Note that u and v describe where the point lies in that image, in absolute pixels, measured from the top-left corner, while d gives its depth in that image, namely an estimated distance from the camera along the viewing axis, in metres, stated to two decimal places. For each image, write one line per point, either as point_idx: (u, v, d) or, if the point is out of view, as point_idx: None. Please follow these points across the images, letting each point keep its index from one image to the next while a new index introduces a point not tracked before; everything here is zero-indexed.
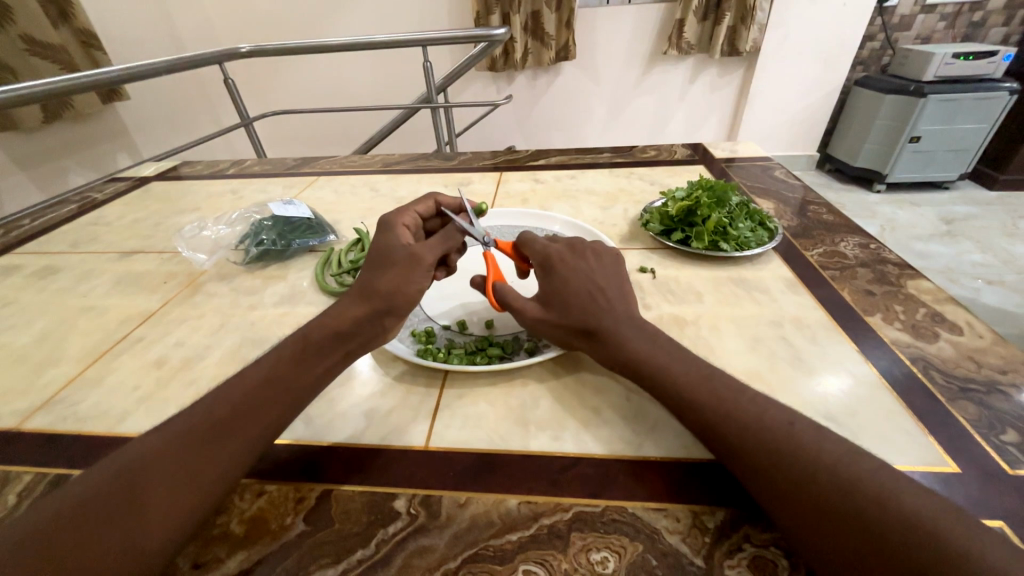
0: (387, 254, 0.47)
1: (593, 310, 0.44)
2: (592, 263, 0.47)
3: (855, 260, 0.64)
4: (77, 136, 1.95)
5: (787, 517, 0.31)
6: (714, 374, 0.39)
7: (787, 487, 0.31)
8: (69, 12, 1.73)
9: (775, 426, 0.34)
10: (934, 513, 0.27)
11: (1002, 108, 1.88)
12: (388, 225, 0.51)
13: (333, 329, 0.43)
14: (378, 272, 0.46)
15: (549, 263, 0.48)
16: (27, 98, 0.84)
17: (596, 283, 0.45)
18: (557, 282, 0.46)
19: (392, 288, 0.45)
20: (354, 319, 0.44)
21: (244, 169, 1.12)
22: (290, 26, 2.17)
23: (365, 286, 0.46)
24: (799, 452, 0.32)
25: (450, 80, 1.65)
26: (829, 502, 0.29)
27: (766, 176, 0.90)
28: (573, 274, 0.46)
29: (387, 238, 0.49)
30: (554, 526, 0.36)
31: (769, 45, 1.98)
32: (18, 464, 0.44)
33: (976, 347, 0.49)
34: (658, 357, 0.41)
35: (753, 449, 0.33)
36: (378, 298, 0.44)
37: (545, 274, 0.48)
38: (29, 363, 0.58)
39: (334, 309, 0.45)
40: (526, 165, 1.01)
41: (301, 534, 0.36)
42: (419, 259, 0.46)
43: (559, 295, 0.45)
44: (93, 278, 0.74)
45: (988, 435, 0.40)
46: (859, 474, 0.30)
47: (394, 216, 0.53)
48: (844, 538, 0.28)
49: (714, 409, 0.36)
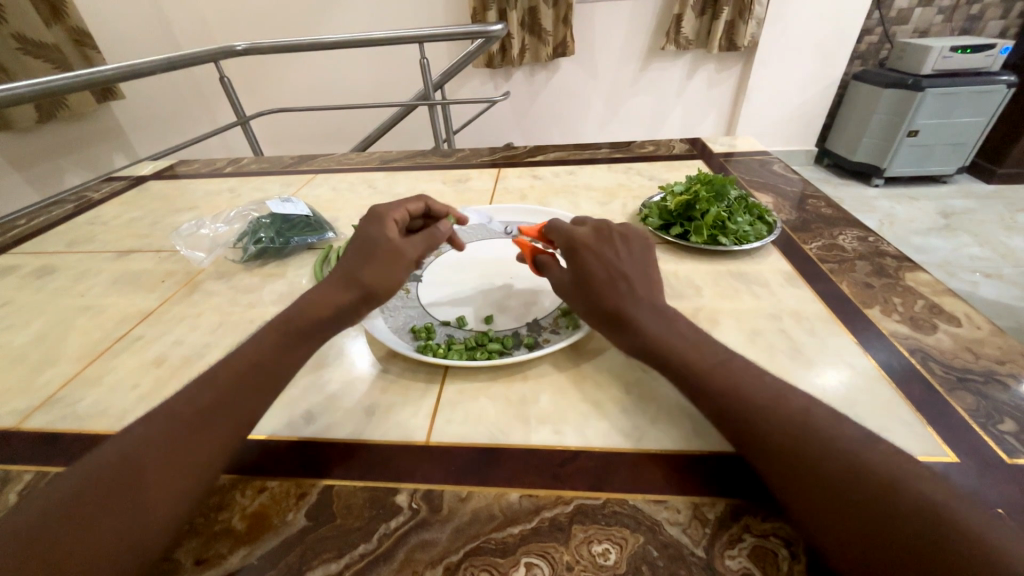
0: (374, 248, 0.48)
1: (610, 290, 0.44)
2: (616, 246, 0.47)
3: (853, 253, 0.64)
4: (72, 135, 1.94)
5: (798, 505, 0.31)
6: (731, 362, 0.39)
7: (801, 470, 0.31)
8: (62, 11, 1.73)
9: (791, 411, 0.34)
10: (949, 501, 0.27)
11: (1000, 101, 1.87)
12: (378, 218, 0.51)
13: (315, 316, 0.43)
14: (361, 263, 0.47)
15: (576, 246, 0.48)
16: (21, 99, 0.84)
17: (616, 264, 0.46)
18: (582, 268, 0.46)
19: (374, 280, 0.46)
20: (334, 308, 0.44)
21: (242, 167, 1.12)
22: (285, 22, 2.15)
23: (350, 275, 0.46)
24: (812, 440, 0.32)
25: (448, 77, 1.63)
26: (843, 492, 0.29)
27: (764, 170, 0.90)
28: (596, 261, 0.46)
29: (376, 230, 0.50)
30: (556, 518, 0.36)
31: (766, 40, 1.98)
32: (18, 463, 0.44)
33: (974, 338, 0.49)
34: (662, 339, 0.41)
35: (767, 435, 0.33)
36: (359, 288, 0.45)
37: (571, 254, 0.48)
38: (27, 363, 0.57)
39: (311, 297, 0.45)
40: (524, 161, 1.01)
41: (303, 530, 0.36)
42: (405, 254, 0.48)
43: (581, 276, 0.46)
44: (90, 278, 0.74)
45: (986, 425, 0.40)
46: (875, 461, 0.30)
47: (385, 212, 0.53)
48: (856, 525, 0.28)
49: (730, 394, 0.36)
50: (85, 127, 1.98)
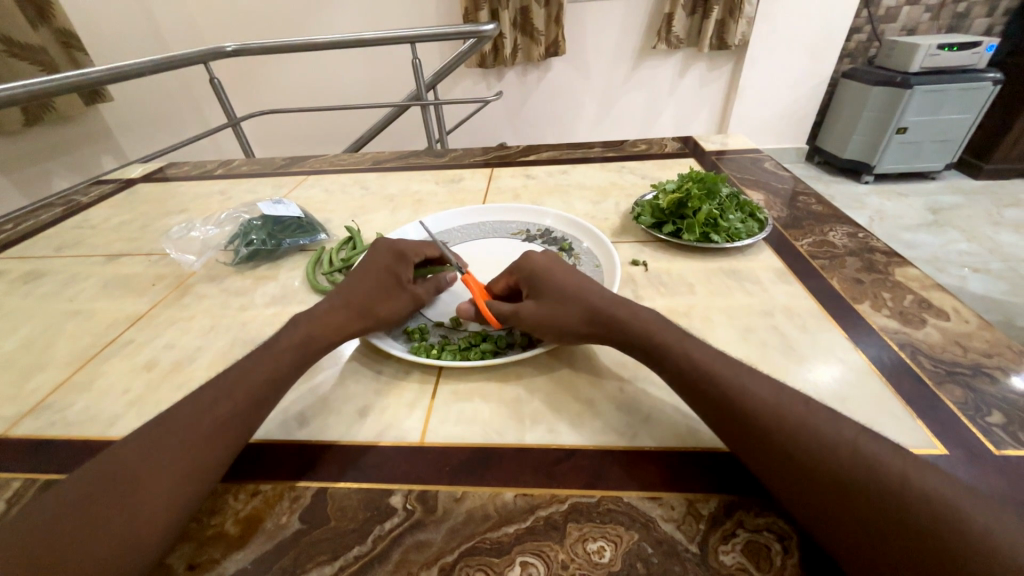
0: (394, 283, 0.52)
1: (591, 295, 0.47)
2: (570, 269, 0.52)
3: (844, 249, 0.65)
4: (60, 138, 1.91)
5: (799, 503, 0.31)
6: (727, 359, 0.39)
7: (805, 467, 0.31)
8: (48, 12, 1.70)
9: (792, 408, 0.34)
10: (954, 495, 0.28)
11: (987, 98, 1.90)
12: (399, 254, 0.55)
13: (325, 335, 0.46)
14: (379, 293, 0.51)
15: (533, 268, 0.51)
16: (7, 101, 0.83)
17: (577, 280, 0.49)
18: (550, 284, 0.49)
19: (389, 316, 0.50)
20: (344, 330, 0.47)
21: (232, 169, 1.11)
22: (276, 24, 2.14)
23: (367, 303, 0.49)
24: (816, 437, 0.32)
25: (440, 77, 1.62)
26: (853, 493, 0.30)
27: (755, 168, 0.91)
28: (563, 277, 0.50)
29: (397, 267, 0.53)
30: (551, 517, 0.36)
31: (756, 39, 1.99)
32: (5, 471, 0.44)
33: (962, 332, 0.49)
34: (654, 333, 0.42)
35: (771, 433, 0.33)
36: (374, 319, 0.49)
37: (531, 277, 0.51)
38: (14, 369, 0.56)
39: (324, 315, 0.47)
40: (517, 161, 1.01)
41: (296, 532, 0.36)
42: (422, 300, 0.54)
43: (553, 289, 0.49)
44: (79, 282, 0.73)
45: (975, 418, 0.40)
46: (878, 455, 0.31)
47: (403, 247, 0.56)
48: (861, 523, 0.29)
49: (730, 391, 0.36)
50: (73, 130, 1.95)
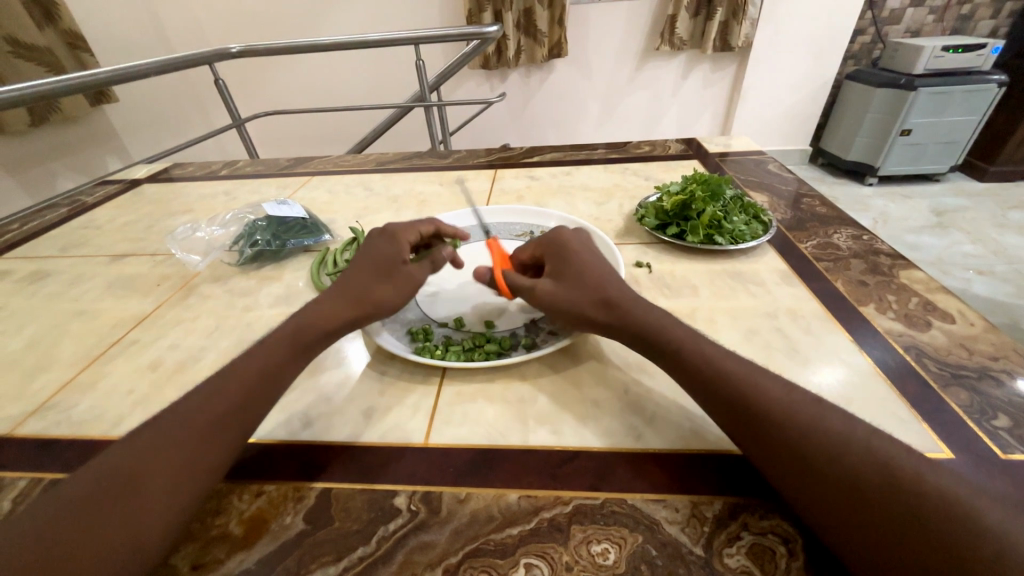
0: (388, 267, 0.50)
1: (603, 282, 0.47)
2: (594, 250, 0.51)
3: (848, 251, 0.65)
4: (66, 138, 1.93)
5: (810, 505, 0.31)
6: (737, 359, 0.39)
7: (817, 468, 0.31)
8: (55, 13, 1.72)
9: (804, 408, 0.34)
10: (968, 498, 0.28)
11: (992, 100, 1.89)
12: (393, 237, 0.53)
13: (322, 326, 0.45)
14: (373, 280, 0.50)
15: (559, 242, 0.51)
16: (14, 102, 0.83)
17: (597, 264, 0.49)
18: (571, 262, 0.49)
19: (385, 302, 0.49)
20: (339, 318, 0.46)
21: (237, 170, 1.11)
22: (281, 26, 2.15)
23: (361, 291, 0.49)
24: (829, 439, 0.32)
25: (444, 79, 1.63)
26: (867, 495, 0.29)
27: (758, 169, 0.91)
28: (586, 257, 0.50)
29: (391, 250, 0.52)
30: (555, 519, 0.36)
31: (759, 41, 1.99)
32: (10, 471, 0.44)
33: (968, 335, 0.49)
34: (664, 328, 0.42)
35: (783, 433, 0.33)
36: (368, 305, 0.48)
37: (554, 251, 0.51)
38: (20, 369, 0.57)
39: (319, 306, 0.47)
40: (520, 162, 1.01)
41: (301, 533, 0.36)
42: (421, 280, 0.52)
43: (572, 268, 0.48)
44: (84, 282, 0.73)
45: (981, 421, 0.40)
46: (891, 457, 0.31)
47: (399, 229, 0.54)
48: (872, 525, 0.29)
49: (742, 391, 0.36)
50: (78, 131, 1.97)
